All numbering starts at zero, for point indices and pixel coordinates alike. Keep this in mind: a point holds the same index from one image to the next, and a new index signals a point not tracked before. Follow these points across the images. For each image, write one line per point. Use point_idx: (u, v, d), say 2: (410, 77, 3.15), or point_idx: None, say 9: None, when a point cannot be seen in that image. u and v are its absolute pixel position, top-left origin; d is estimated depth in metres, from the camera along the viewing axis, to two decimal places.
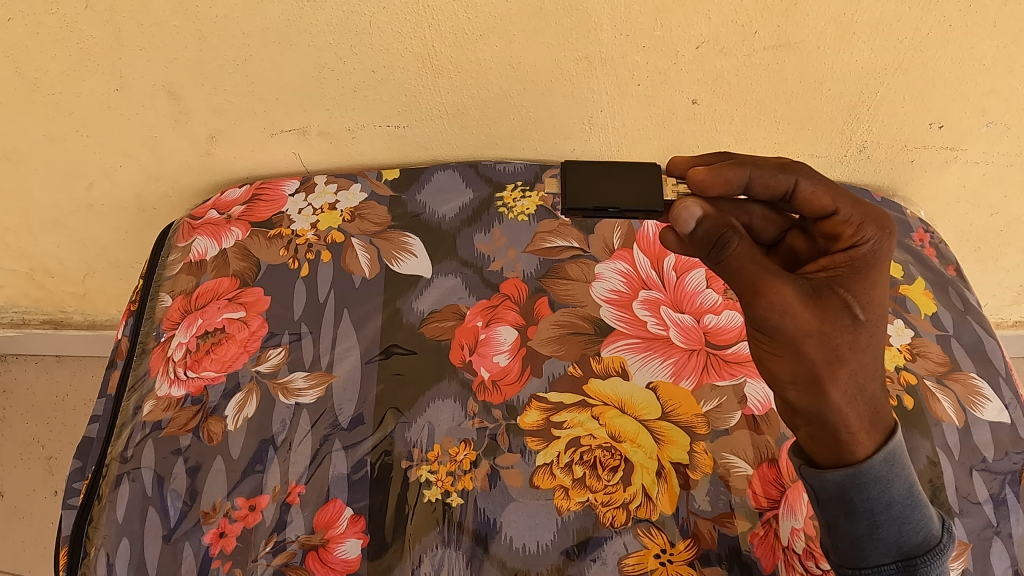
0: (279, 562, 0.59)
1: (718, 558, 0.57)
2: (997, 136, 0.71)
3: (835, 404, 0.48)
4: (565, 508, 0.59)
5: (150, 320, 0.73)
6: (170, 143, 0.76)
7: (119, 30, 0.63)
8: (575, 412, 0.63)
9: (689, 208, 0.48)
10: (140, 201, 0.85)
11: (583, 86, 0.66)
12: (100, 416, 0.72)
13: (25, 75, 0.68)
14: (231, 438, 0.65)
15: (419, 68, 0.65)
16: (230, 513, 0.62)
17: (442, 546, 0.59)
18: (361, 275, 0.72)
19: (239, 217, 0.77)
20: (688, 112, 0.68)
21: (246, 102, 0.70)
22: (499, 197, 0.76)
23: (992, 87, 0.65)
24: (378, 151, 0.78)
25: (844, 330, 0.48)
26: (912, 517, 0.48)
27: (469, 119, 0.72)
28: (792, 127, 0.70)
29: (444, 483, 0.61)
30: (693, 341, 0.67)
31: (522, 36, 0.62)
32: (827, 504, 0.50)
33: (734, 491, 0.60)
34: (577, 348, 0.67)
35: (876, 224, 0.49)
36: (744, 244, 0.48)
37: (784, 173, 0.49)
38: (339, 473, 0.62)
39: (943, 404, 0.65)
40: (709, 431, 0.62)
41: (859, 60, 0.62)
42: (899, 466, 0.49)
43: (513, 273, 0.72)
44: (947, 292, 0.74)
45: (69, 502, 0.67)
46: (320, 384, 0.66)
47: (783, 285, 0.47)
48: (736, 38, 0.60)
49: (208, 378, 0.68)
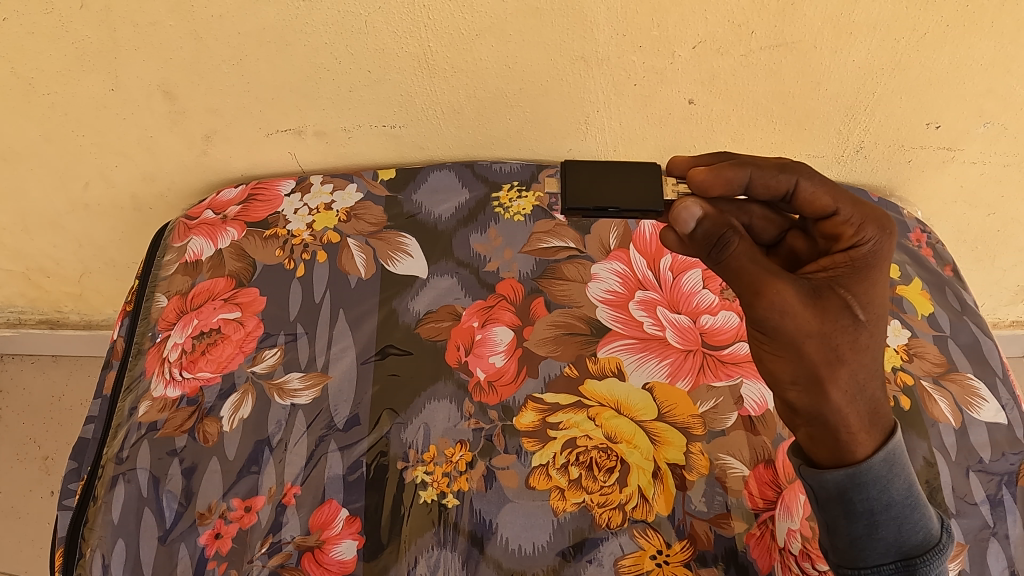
0: (275, 563, 0.59)
1: (714, 558, 0.57)
2: (994, 137, 0.70)
3: (834, 404, 0.48)
4: (561, 508, 0.59)
5: (146, 320, 0.73)
6: (166, 143, 0.76)
7: (115, 30, 0.62)
8: (571, 413, 0.63)
9: (689, 208, 0.48)
10: (136, 201, 0.85)
11: (579, 86, 0.66)
12: (96, 416, 0.72)
13: (21, 76, 0.67)
14: (227, 439, 0.65)
15: (415, 68, 0.65)
16: (226, 514, 0.62)
17: (439, 547, 0.58)
18: (357, 276, 0.72)
19: (234, 217, 0.77)
20: (685, 112, 0.68)
21: (242, 102, 0.70)
22: (496, 197, 0.76)
23: (989, 87, 0.65)
24: (374, 150, 0.77)
25: (844, 330, 0.48)
26: (912, 517, 0.48)
27: (466, 119, 0.72)
28: (789, 127, 0.70)
29: (441, 484, 0.61)
30: (691, 341, 0.67)
31: (518, 36, 0.61)
32: (826, 504, 0.50)
33: (731, 492, 0.60)
34: (574, 349, 0.67)
35: (877, 224, 0.49)
36: (744, 244, 0.48)
37: (785, 174, 0.49)
38: (335, 474, 0.62)
39: (940, 405, 0.65)
40: (705, 431, 0.62)
41: (856, 61, 0.62)
42: (898, 466, 0.49)
43: (509, 273, 0.72)
44: (945, 292, 0.74)
45: (64, 503, 0.67)
46: (316, 385, 0.66)
47: (784, 285, 0.47)
48: (732, 38, 0.60)
49: (203, 378, 0.68)
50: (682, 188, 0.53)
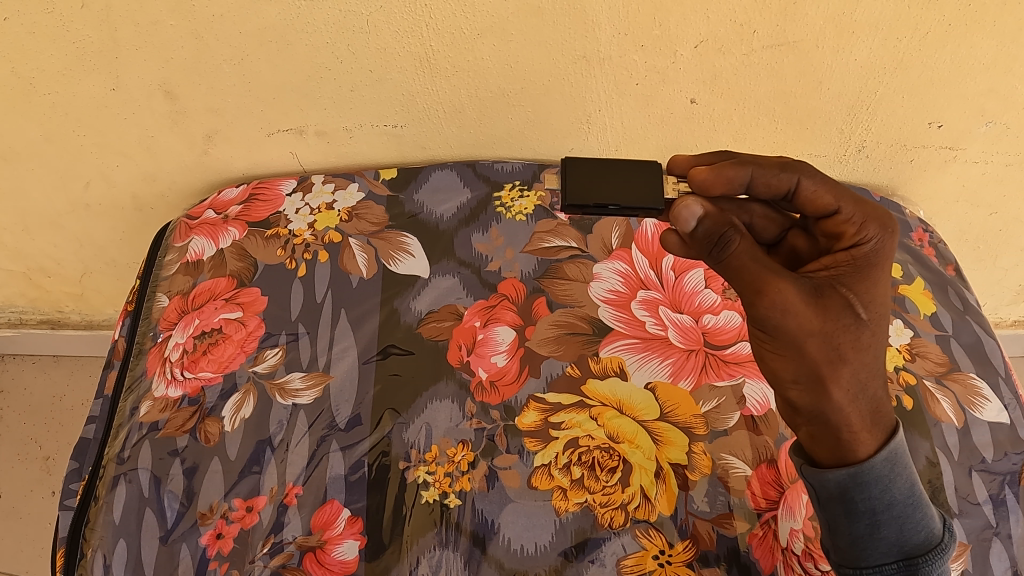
0: (277, 563, 0.59)
1: (716, 558, 0.57)
2: (996, 136, 0.70)
3: (837, 403, 0.48)
4: (563, 509, 0.59)
5: (147, 320, 0.73)
6: (166, 143, 0.76)
7: (115, 29, 0.62)
8: (573, 413, 0.63)
9: (689, 206, 0.48)
10: (137, 201, 0.85)
11: (581, 86, 0.66)
12: (97, 416, 0.72)
13: (22, 75, 0.67)
14: (228, 439, 0.65)
15: (417, 68, 0.65)
16: (227, 514, 0.61)
17: (440, 547, 0.58)
18: (358, 276, 0.72)
19: (236, 216, 0.77)
20: (687, 112, 0.68)
21: (243, 101, 0.70)
22: (497, 197, 0.76)
23: (991, 87, 0.65)
24: (375, 150, 0.77)
25: (846, 329, 0.48)
26: (914, 516, 0.48)
27: (467, 119, 0.72)
28: (791, 126, 0.69)
29: (442, 484, 0.61)
30: (692, 341, 0.67)
31: (520, 35, 0.61)
32: (828, 504, 0.49)
33: (733, 492, 0.60)
34: (575, 349, 0.67)
35: (879, 223, 0.49)
36: (744, 242, 0.48)
37: (786, 173, 0.49)
38: (337, 474, 0.62)
39: (942, 404, 0.65)
40: (707, 431, 0.62)
41: (858, 60, 0.62)
42: (901, 465, 0.48)
43: (511, 273, 0.72)
44: (946, 292, 0.74)
45: (65, 503, 0.67)
46: (317, 385, 0.66)
47: (785, 284, 0.47)
48: (734, 37, 0.60)
49: (205, 378, 0.68)
50: (684, 187, 0.53)
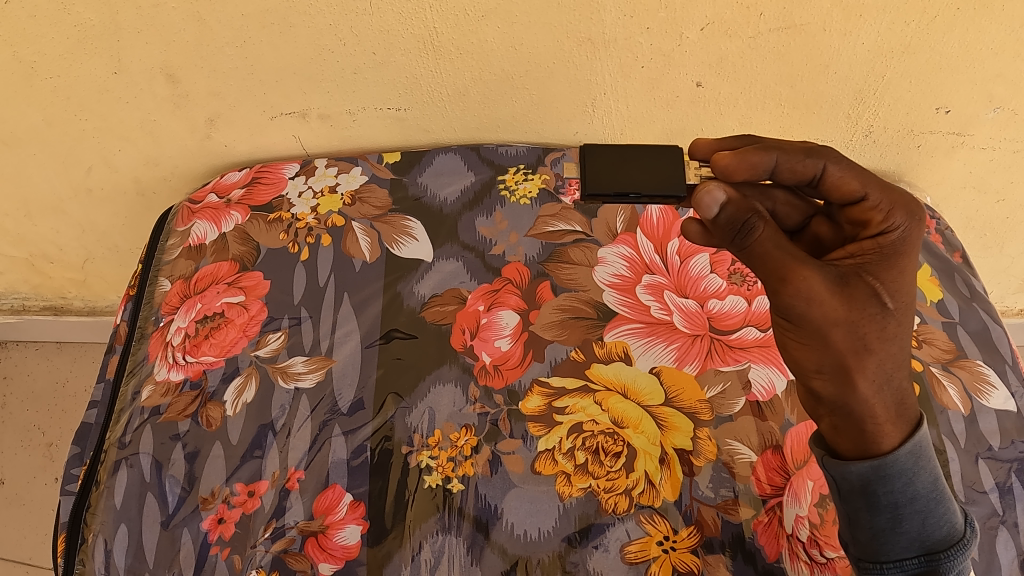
0: (278, 548, 0.59)
1: (721, 545, 0.57)
2: (1004, 122, 0.70)
3: (862, 394, 0.48)
4: (567, 494, 0.59)
5: (149, 305, 0.73)
6: (168, 127, 0.75)
7: (116, 12, 0.62)
8: (577, 398, 0.63)
9: (712, 192, 0.46)
10: (139, 185, 0.85)
11: (585, 68, 0.65)
12: (98, 401, 0.71)
13: (22, 59, 0.67)
14: (230, 423, 0.64)
15: (420, 50, 0.64)
16: (229, 499, 0.61)
17: (442, 533, 0.58)
18: (361, 259, 0.71)
19: (238, 201, 0.77)
20: (693, 95, 0.67)
21: (245, 84, 0.70)
22: (501, 180, 0.75)
23: (1000, 71, 0.64)
24: (379, 133, 0.77)
25: (872, 319, 0.47)
26: (936, 511, 0.47)
27: (471, 101, 0.71)
28: (798, 110, 0.69)
29: (445, 469, 0.60)
30: (697, 326, 0.66)
31: (524, 16, 0.61)
32: (849, 497, 0.49)
33: (738, 478, 0.59)
34: (579, 332, 0.66)
35: (906, 210, 0.49)
36: (768, 229, 0.47)
37: (811, 158, 0.48)
38: (339, 458, 0.61)
39: (949, 391, 0.65)
40: (713, 417, 0.62)
41: (865, 43, 0.62)
42: (925, 459, 0.48)
43: (515, 257, 0.71)
44: (953, 279, 0.73)
45: (67, 488, 0.66)
46: (320, 368, 0.66)
47: (810, 272, 0.46)
48: (740, 19, 0.59)
49: (207, 362, 0.67)
50: (708, 171, 0.53)
